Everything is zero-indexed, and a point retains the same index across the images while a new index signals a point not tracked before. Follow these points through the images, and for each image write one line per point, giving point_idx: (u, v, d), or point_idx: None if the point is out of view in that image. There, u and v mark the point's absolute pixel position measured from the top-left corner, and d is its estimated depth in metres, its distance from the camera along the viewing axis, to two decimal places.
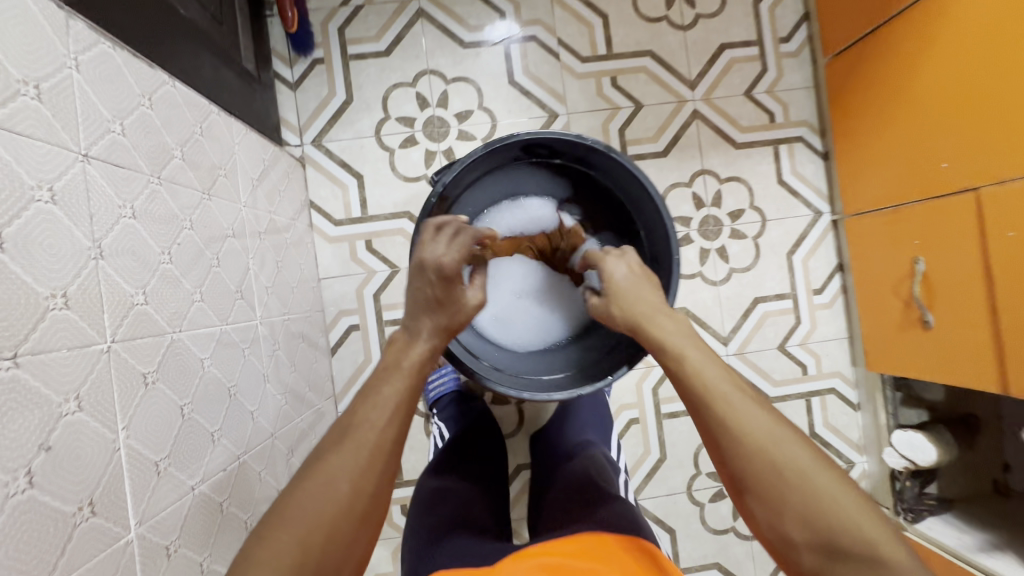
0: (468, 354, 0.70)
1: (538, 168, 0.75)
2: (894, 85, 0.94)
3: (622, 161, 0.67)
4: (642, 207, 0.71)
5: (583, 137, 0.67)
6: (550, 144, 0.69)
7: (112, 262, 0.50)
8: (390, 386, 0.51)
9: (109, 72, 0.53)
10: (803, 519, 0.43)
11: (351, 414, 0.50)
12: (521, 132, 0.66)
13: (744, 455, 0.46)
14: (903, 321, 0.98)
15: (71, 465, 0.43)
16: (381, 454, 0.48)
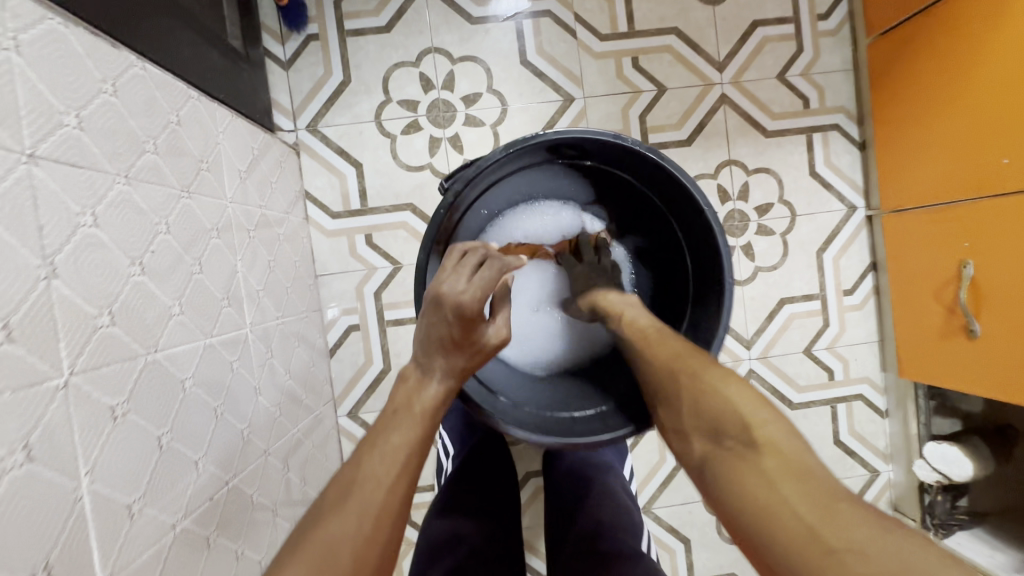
0: (484, 388, 0.63)
1: (563, 168, 0.68)
2: (951, 69, 0.85)
3: (667, 164, 0.59)
4: (684, 215, 0.64)
5: (620, 137, 0.59)
6: (580, 144, 0.62)
7: (69, 281, 0.43)
8: (399, 432, 0.48)
9: (60, 56, 0.45)
10: (689, 405, 0.49)
11: (355, 467, 0.45)
12: (548, 130, 0.59)
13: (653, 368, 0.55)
14: (945, 328, 0.91)
15: (19, 527, 0.37)
16: (388, 515, 0.43)
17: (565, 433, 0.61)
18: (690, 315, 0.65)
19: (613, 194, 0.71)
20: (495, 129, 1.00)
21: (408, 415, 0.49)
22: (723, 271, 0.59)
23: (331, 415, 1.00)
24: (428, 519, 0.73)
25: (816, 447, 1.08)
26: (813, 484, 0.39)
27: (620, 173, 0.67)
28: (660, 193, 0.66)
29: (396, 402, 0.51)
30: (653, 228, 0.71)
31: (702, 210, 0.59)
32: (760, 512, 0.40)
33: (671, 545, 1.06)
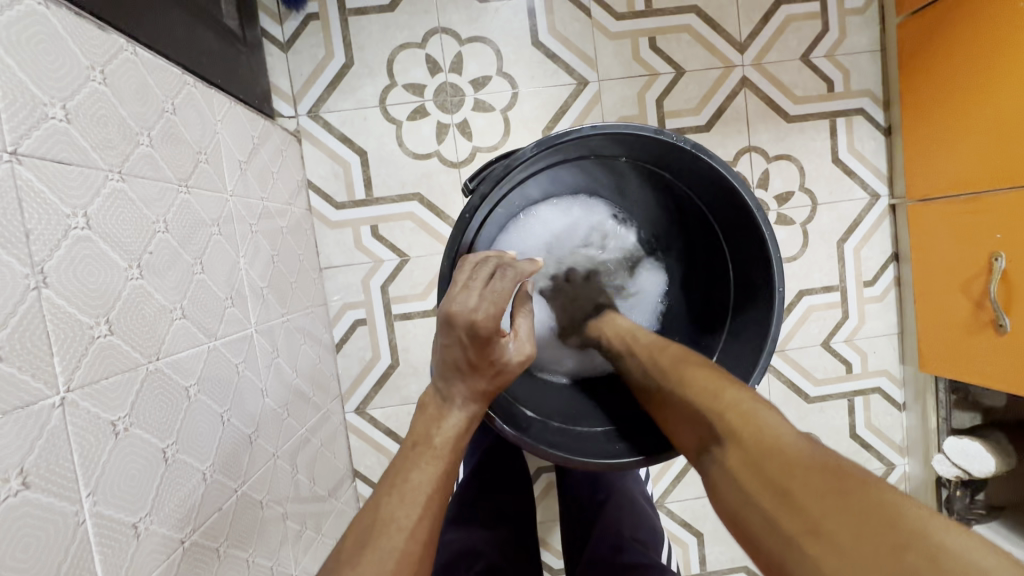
0: (510, 403, 0.60)
1: (593, 160, 0.62)
2: (986, 51, 0.81)
3: (715, 164, 0.54)
4: (726, 213, 0.60)
5: (664, 133, 0.53)
6: (617, 139, 0.56)
7: (62, 288, 0.40)
8: (420, 469, 0.45)
9: (41, 40, 0.41)
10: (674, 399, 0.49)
11: (375, 508, 0.43)
12: (585, 126, 0.53)
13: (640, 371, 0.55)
14: (972, 322, 0.89)
15: (16, 559, 0.34)
16: (409, 563, 0.40)
17: (598, 452, 0.58)
18: (730, 324, 0.63)
19: (645, 183, 0.67)
20: (506, 114, 0.96)
21: (428, 449, 0.47)
22: (772, 279, 0.55)
23: (339, 411, 0.98)
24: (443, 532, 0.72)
25: (832, 441, 1.06)
26: (773, 450, 0.38)
27: (655, 164, 0.62)
28: (701, 188, 0.61)
29: (415, 434, 0.49)
30: (687, 219, 0.67)
31: (752, 214, 0.54)
32: (737, 495, 0.38)
33: (684, 539, 1.04)
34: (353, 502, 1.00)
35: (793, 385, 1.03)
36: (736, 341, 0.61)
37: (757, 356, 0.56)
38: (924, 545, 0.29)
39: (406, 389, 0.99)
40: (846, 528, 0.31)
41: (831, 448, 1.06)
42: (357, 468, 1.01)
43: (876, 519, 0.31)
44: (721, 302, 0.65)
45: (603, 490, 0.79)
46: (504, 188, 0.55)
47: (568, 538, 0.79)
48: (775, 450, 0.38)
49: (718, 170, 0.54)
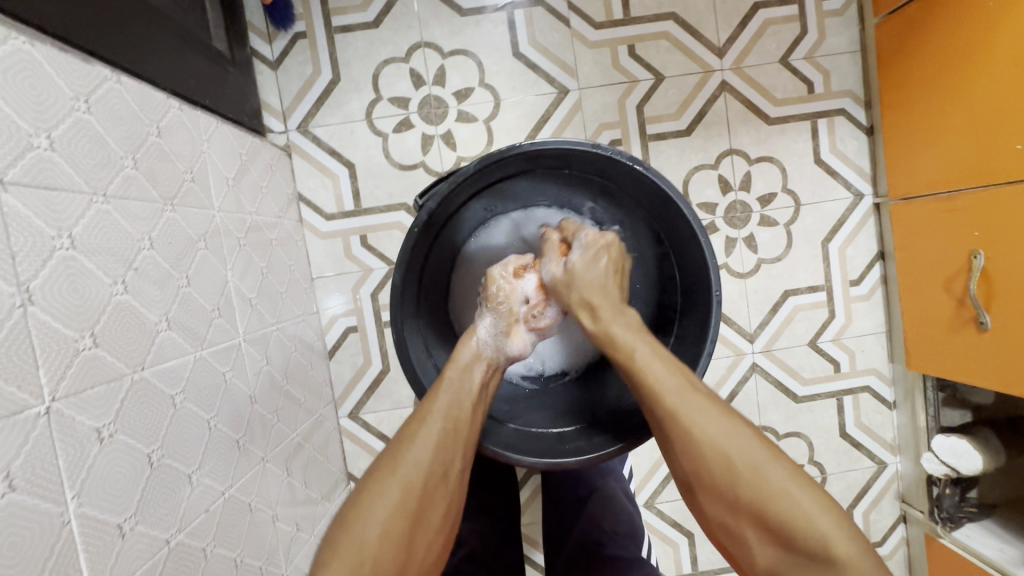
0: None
1: (543, 175, 0.66)
2: (959, 50, 0.82)
3: (650, 175, 0.58)
4: (668, 223, 0.63)
5: (602, 147, 0.58)
6: (560, 154, 0.60)
7: (46, 305, 0.43)
8: (408, 462, 0.49)
9: (27, 75, 0.44)
10: (753, 504, 0.45)
11: (400, 442, 0.51)
12: (523, 143, 0.57)
13: (697, 451, 0.47)
14: (954, 320, 0.89)
15: (3, 556, 0.37)
16: (426, 483, 0.49)
17: (553, 453, 0.61)
18: (678, 327, 0.66)
19: (594, 198, 0.69)
20: (489, 124, 0.98)
21: (414, 442, 0.50)
22: (711, 283, 0.59)
23: (332, 416, 1.00)
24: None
25: (822, 441, 1.06)
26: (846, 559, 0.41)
27: (600, 177, 0.65)
28: (643, 199, 0.64)
29: (405, 426, 0.52)
30: (636, 232, 0.69)
31: (689, 221, 0.58)
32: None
33: (674, 539, 1.05)
34: None
35: (780, 384, 1.04)
36: (682, 344, 0.64)
37: (697, 360, 0.60)
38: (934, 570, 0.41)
39: (397, 394, 1.02)
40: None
41: (821, 447, 1.06)
42: (351, 472, 1.03)
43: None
44: (671, 307, 0.68)
45: (583, 488, 0.81)
46: (449, 204, 0.60)
47: (549, 535, 0.80)
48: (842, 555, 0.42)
49: (654, 179, 0.58)
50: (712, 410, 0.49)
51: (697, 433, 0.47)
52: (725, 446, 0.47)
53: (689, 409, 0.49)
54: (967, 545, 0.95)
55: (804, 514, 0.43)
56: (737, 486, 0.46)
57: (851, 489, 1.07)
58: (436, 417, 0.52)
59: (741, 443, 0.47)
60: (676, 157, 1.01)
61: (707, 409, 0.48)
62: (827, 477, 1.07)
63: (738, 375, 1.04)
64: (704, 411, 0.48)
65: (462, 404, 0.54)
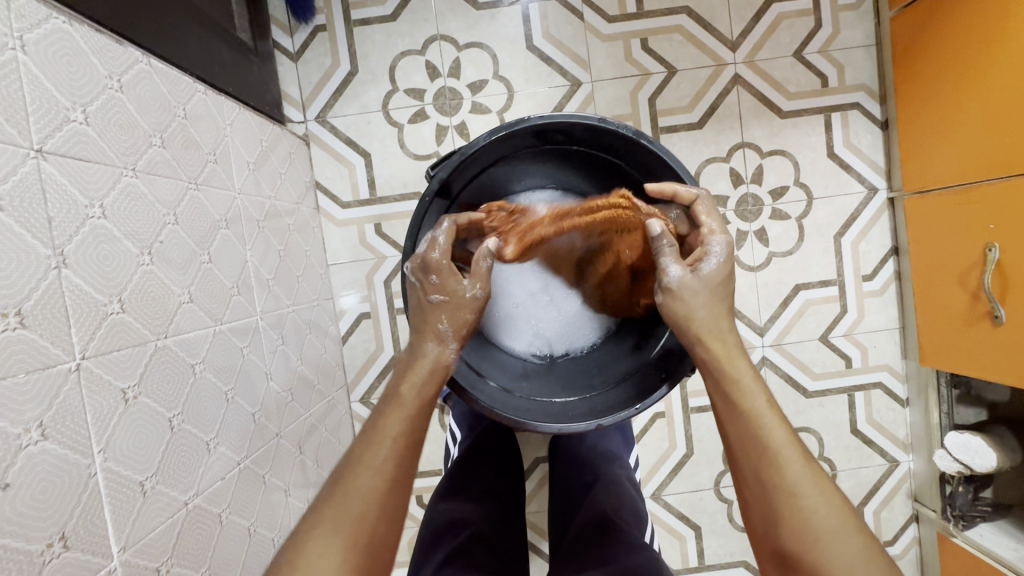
0: (473, 372, 0.62)
1: (553, 153, 0.66)
2: (972, 41, 0.81)
3: (655, 151, 0.58)
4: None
5: (607, 122, 0.59)
6: (567, 130, 0.61)
7: (79, 270, 0.45)
8: (351, 502, 0.43)
9: (65, 53, 0.47)
10: None
11: (343, 474, 0.45)
12: (533, 117, 0.59)
13: (794, 519, 0.43)
14: (969, 315, 0.88)
15: (34, 500, 0.39)
16: (370, 524, 0.43)
17: (557, 419, 0.62)
18: None
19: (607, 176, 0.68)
20: (502, 116, 1.00)
21: (356, 476, 0.44)
22: None
23: (345, 400, 1.03)
24: (434, 505, 0.73)
25: (832, 436, 1.05)
26: None
27: (609, 154, 0.64)
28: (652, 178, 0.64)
29: (337, 474, 0.45)
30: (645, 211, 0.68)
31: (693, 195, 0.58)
32: None
33: (680, 532, 1.05)
34: None
35: (790, 378, 1.03)
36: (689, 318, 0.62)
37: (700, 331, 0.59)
38: None
39: None
40: None
41: (831, 444, 1.05)
42: None
43: None
44: None
45: (591, 474, 0.81)
46: (460, 176, 0.61)
47: (558, 518, 0.81)
48: None
49: (662, 155, 0.58)
50: (821, 483, 0.44)
51: (801, 504, 0.43)
52: (824, 525, 0.42)
53: (819, 515, 0.42)
54: (980, 544, 0.94)
55: None
56: None
57: (862, 486, 1.06)
58: (384, 442, 0.46)
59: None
60: (687, 149, 1.01)
61: (815, 480, 0.44)
62: (837, 474, 1.06)
63: None
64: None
65: (401, 446, 0.46)
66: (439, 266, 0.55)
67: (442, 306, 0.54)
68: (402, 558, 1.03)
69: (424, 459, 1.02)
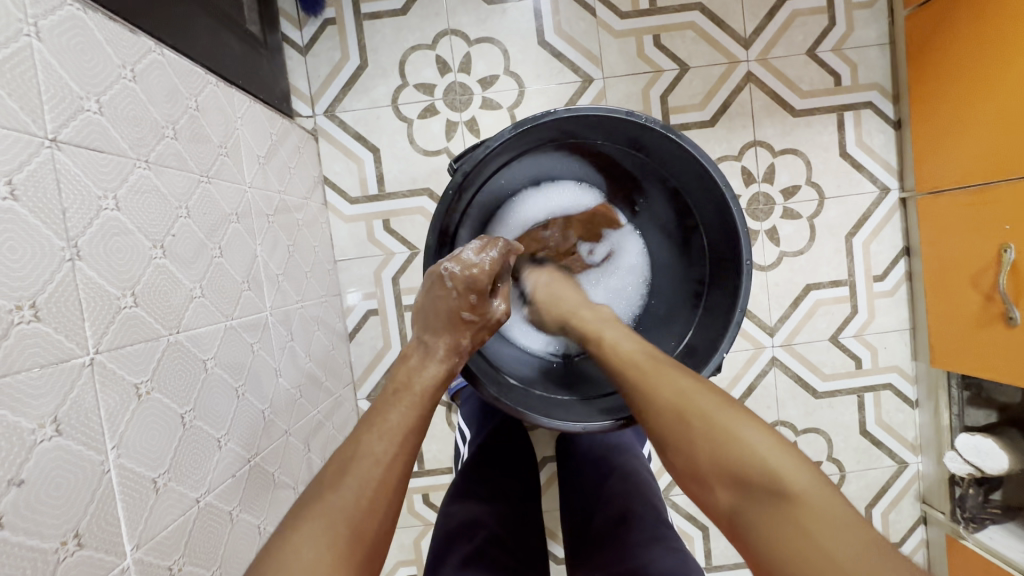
0: (488, 368, 0.62)
1: (574, 146, 0.64)
2: (987, 40, 0.81)
3: (685, 145, 0.56)
4: (701, 195, 0.60)
5: (635, 115, 0.56)
6: (592, 122, 0.58)
7: (93, 263, 0.44)
8: (366, 464, 0.42)
9: (79, 42, 0.46)
10: (714, 457, 0.44)
11: (355, 441, 0.44)
12: (560, 109, 0.56)
13: (650, 400, 0.49)
14: (981, 316, 0.87)
15: (48, 497, 0.38)
16: (387, 489, 0.42)
17: (574, 416, 0.60)
18: (705, 299, 0.64)
19: (624, 167, 0.67)
20: (512, 112, 0.99)
21: (372, 440, 0.44)
22: (743, 253, 0.57)
23: (351, 398, 1.02)
24: (445, 506, 0.73)
25: (841, 437, 1.05)
26: (829, 514, 0.39)
27: (633, 147, 0.62)
28: (677, 172, 0.62)
29: (327, 471, 0.42)
30: (662, 202, 0.68)
31: (722, 191, 0.56)
32: (784, 540, 0.39)
33: (688, 532, 1.05)
34: None
35: (799, 379, 1.03)
36: (710, 315, 0.63)
37: (727, 324, 0.58)
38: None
39: None
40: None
41: (840, 445, 1.05)
42: None
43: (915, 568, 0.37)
44: (698, 280, 0.66)
45: (607, 469, 0.80)
46: (484, 169, 0.58)
47: (571, 514, 0.79)
48: (832, 514, 0.39)
49: (691, 150, 0.56)
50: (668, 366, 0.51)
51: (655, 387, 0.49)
52: (677, 389, 0.48)
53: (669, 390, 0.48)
54: (991, 548, 0.93)
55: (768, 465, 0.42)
56: (761, 496, 0.41)
57: (870, 488, 1.06)
58: (401, 409, 0.47)
59: (818, 489, 0.41)
60: None
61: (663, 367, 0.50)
62: (846, 475, 1.05)
63: (757, 368, 1.03)
64: (745, 433, 0.44)
65: (402, 437, 0.45)
66: (482, 283, 0.55)
67: (469, 322, 0.54)
68: (408, 557, 1.02)
69: (432, 457, 1.01)
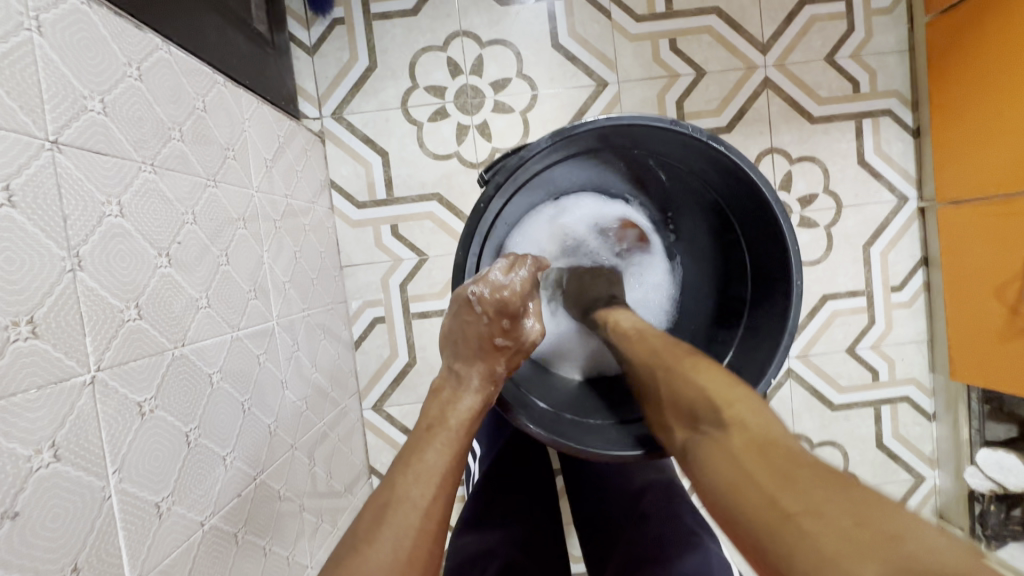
0: (514, 391, 0.59)
1: (611, 153, 0.61)
2: (1013, 48, 0.79)
3: (733, 157, 0.52)
4: (744, 208, 0.58)
5: (680, 124, 0.52)
6: (631, 132, 0.55)
7: (95, 273, 0.41)
8: (403, 512, 0.40)
9: (83, 37, 0.43)
10: (672, 400, 0.47)
11: (390, 486, 0.42)
12: (599, 117, 0.52)
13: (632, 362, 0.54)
14: (1006, 330, 0.85)
15: (46, 528, 0.36)
16: (427, 538, 0.40)
17: (607, 441, 0.56)
18: (748, 317, 0.61)
19: (662, 175, 0.65)
20: (525, 115, 0.97)
21: (408, 484, 0.42)
22: (790, 270, 0.54)
23: (356, 408, 0.99)
24: (457, 540, 0.70)
25: (858, 451, 1.03)
26: (770, 442, 0.38)
27: (673, 155, 0.59)
28: (720, 183, 0.59)
29: (362, 523, 0.40)
30: (698, 212, 0.66)
31: (769, 206, 0.53)
32: (720, 463, 0.39)
33: None
34: None
35: (816, 391, 1.01)
36: (753, 336, 0.59)
37: (774, 347, 0.54)
38: (898, 528, 0.29)
39: (423, 387, 1.00)
40: (833, 506, 0.31)
41: (857, 458, 1.03)
42: (373, 465, 1.02)
43: (865, 505, 0.31)
44: (736, 295, 0.64)
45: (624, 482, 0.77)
46: (519, 178, 0.55)
47: (585, 524, 0.75)
48: (768, 439, 0.38)
49: (740, 163, 0.53)
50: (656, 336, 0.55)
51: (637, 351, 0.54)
52: (658, 347, 0.53)
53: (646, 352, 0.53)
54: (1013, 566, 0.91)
55: (717, 396, 0.43)
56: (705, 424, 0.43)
57: None
58: (436, 449, 0.45)
59: (766, 421, 0.40)
60: None
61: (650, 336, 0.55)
62: None
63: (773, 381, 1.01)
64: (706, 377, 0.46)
65: (440, 478, 0.43)
66: (511, 306, 0.51)
67: (502, 348, 0.52)
68: None
69: None
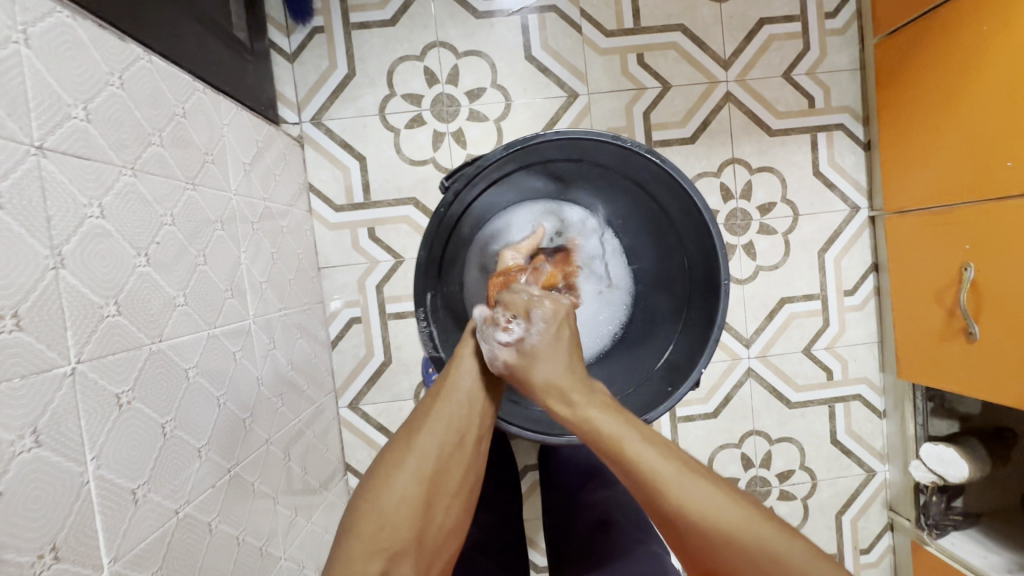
0: None
1: (564, 166, 0.67)
2: (952, 71, 0.85)
3: (667, 168, 0.59)
4: (681, 219, 0.64)
5: (619, 139, 0.59)
6: (579, 147, 0.62)
7: (76, 270, 0.44)
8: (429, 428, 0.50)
9: (67, 47, 0.46)
10: None
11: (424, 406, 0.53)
12: (549, 132, 0.59)
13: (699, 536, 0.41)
14: (946, 330, 0.91)
15: (27, 509, 0.38)
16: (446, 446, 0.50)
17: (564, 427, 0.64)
18: (686, 314, 0.67)
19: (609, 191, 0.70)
20: (499, 124, 1.01)
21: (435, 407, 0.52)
22: (720, 272, 0.60)
23: (333, 406, 1.01)
24: None
25: (813, 446, 1.08)
26: None
27: (618, 169, 0.65)
28: (660, 195, 0.64)
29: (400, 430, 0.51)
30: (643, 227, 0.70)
31: (700, 213, 0.59)
32: None
33: None
34: (344, 495, 1.03)
35: (773, 390, 1.06)
36: (692, 330, 0.65)
37: (707, 339, 0.61)
38: None
39: (397, 386, 1.03)
40: None
41: (812, 453, 1.08)
42: (349, 462, 1.04)
43: None
44: (678, 297, 0.68)
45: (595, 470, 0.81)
46: (477, 187, 0.61)
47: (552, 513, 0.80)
48: None
49: (674, 175, 0.59)
50: (709, 485, 0.42)
51: (715, 530, 0.40)
52: (737, 527, 0.40)
53: (723, 523, 0.40)
54: (952, 553, 0.97)
55: None
56: None
57: (840, 495, 1.09)
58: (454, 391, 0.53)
59: None
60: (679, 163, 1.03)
61: (706, 489, 0.42)
62: (817, 483, 1.08)
63: (734, 379, 1.06)
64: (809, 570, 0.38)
65: (459, 403, 0.53)
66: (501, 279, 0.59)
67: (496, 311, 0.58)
68: None
69: None
